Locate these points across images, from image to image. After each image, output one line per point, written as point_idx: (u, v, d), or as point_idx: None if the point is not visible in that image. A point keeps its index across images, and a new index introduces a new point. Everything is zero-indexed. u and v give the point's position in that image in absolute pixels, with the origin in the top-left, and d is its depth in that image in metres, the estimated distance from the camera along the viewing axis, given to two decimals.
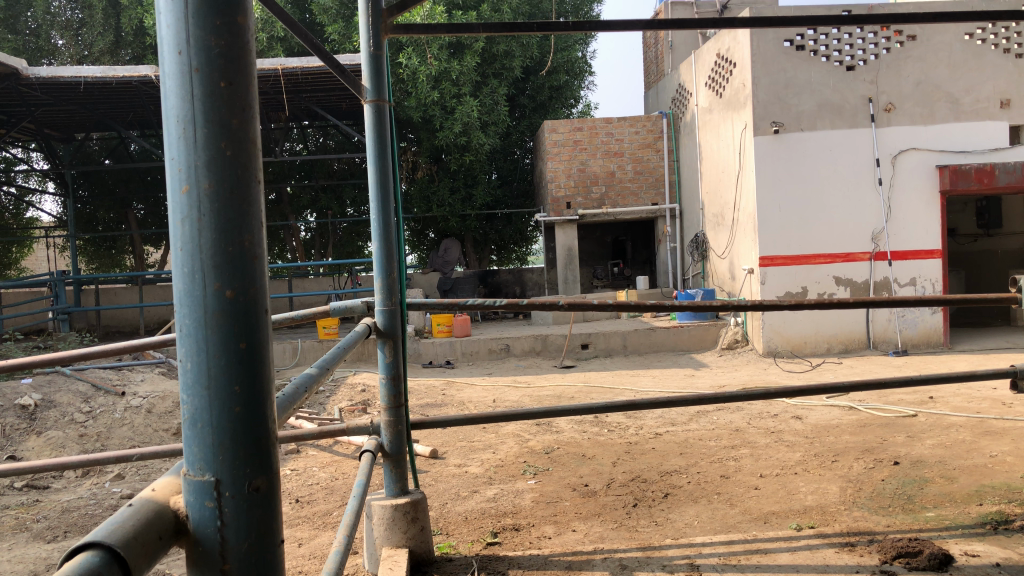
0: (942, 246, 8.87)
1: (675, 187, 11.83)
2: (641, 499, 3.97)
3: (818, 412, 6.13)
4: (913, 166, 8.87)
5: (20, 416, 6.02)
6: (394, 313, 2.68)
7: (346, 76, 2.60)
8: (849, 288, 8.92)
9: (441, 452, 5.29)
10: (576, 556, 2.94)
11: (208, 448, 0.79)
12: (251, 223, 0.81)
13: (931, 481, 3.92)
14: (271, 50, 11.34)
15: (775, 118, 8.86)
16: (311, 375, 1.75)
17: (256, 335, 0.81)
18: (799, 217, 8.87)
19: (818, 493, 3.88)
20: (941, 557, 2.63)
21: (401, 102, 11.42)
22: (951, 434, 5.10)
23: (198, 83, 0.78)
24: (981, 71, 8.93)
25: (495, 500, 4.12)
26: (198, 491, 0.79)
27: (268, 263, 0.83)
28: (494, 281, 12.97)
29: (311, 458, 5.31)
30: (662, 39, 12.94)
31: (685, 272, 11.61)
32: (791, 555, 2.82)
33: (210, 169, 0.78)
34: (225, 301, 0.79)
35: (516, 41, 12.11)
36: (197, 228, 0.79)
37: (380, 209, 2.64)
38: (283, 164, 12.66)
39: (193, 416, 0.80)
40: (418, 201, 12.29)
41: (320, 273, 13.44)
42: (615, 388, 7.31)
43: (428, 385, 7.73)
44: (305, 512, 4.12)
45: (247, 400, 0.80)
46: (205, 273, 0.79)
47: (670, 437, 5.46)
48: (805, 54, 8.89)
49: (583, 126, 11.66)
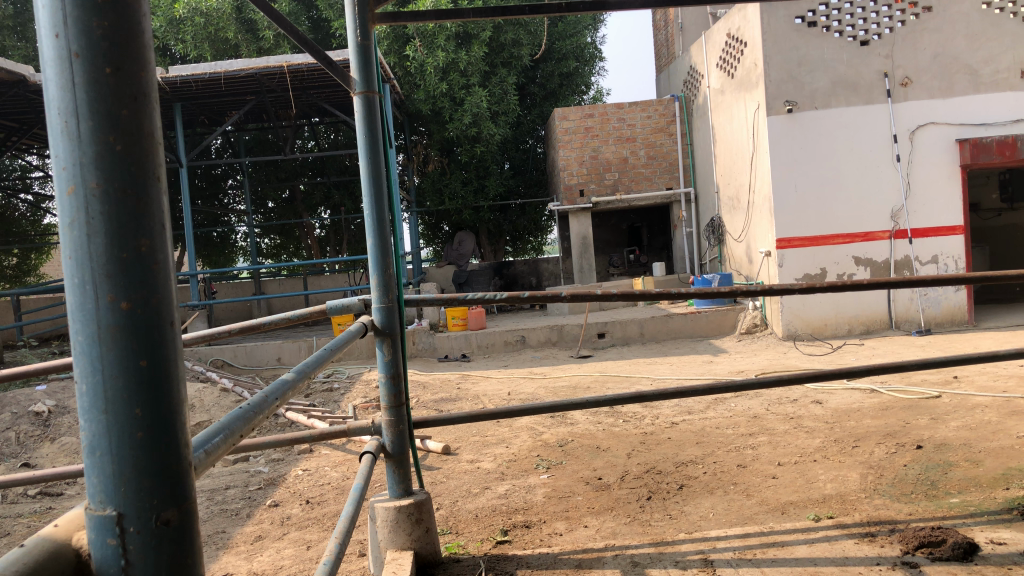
0: (964, 221, 8.67)
1: (690, 171, 11.68)
2: (656, 492, 3.88)
3: (839, 396, 6.00)
4: (932, 141, 8.67)
5: (35, 423, 6.06)
6: (392, 310, 2.58)
7: (333, 69, 2.49)
8: (869, 268, 8.75)
9: (454, 448, 5.22)
10: (585, 554, 2.84)
11: (108, 480, 0.74)
12: (150, 227, 0.75)
13: (956, 465, 3.79)
14: (278, 48, 11.55)
15: (789, 97, 8.69)
16: (287, 382, 1.66)
17: (160, 352, 0.75)
18: (817, 198, 8.71)
19: (838, 481, 3.77)
20: (965, 547, 2.52)
21: (409, 95, 11.35)
22: (977, 415, 4.96)
23: (79, 70, 0.72)
24: (1000, 40, 8.69)
25: (506, 496, 4.04)
26: (100, 529, 0.74)
27: (171, 269, 0.77)
28: (510, 273, 12.77)
29: (323, 457, 5.29)
30: (672, 21, 12.76)
31: (703, 257, 11.44)
32: (809, 548, 2.72)
33: (98, 166, 0.73)
34: (120, 314, 0.73)
35: (524, 29, 11.96)
36: (86, 232, 0.73)
37: (373, 203, 2.54)
38: (295, 163, 12.66)
39: (91, 445, 0.75)
40: (430, 194, 12.28)
41: (336, 269, 13.58)
42: (631, 377, 7.22)
43: (444, 380, 7.67)
44: (315, 514, 4.06)
45: (150, 426, 0.74)
46: (96, 284, 0.73)
47: (686, 426, 5.37)
48: (818, 30, 8.69)
49: (595, 113, 11.52)
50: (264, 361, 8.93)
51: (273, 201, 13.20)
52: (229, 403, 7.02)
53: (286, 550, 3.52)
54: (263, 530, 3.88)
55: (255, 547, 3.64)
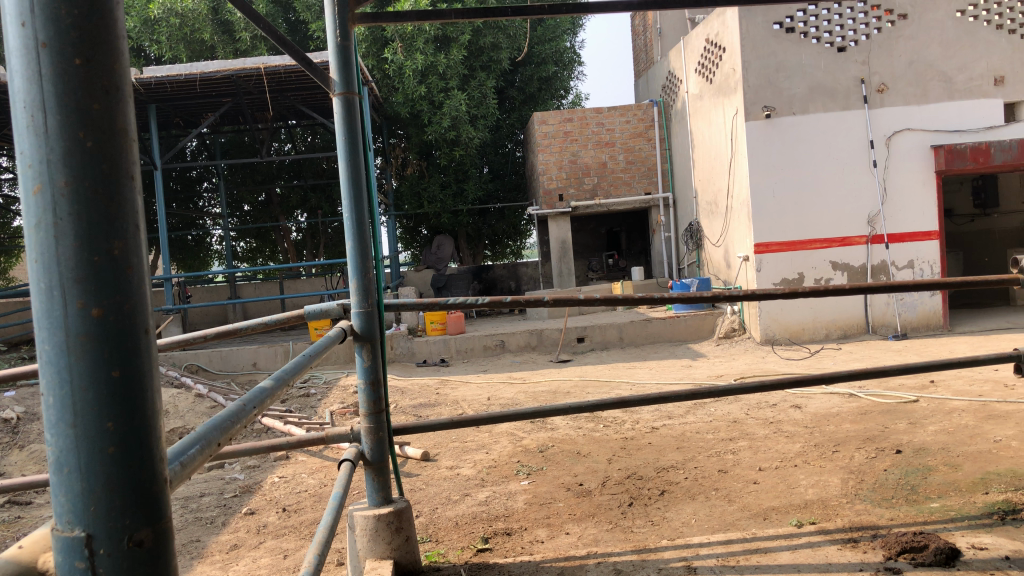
0: (940, 227, 8.74)
1: (668, 176, 11.68)
2: (637, 498, 3.86)
3: (817, 400, 6.02)
4: (908, 147, 8.75)
5: (2, 430, 5.92)
6: (371, 316, 2.52)
7: (312, 70, 2.44)
8: (846, 272, 8.80)
9: (433, 454, 5.18)
10: (568, 562, 2.81)
11: (76, 498, 0.70)
12: (123, 228, 0.70)
13: (935, 469, 3.81)
14: (255, 50, 11.43)
15: (767, 102, 8.74)
16: (266, 390, 1.61)
17: (133, 361, 0.71)
18: (795, 203, 8.76)
19: (819, 486, 3.77)
20: (948, 552, 2.51)
21: (388, 98, 11.29)
22: (954, 419, 4.99)
23: (47, 61, 0.68)
24: (975, 48, 8.77)
25: (487, 503, 4.00)
26: (68, 550, 0.70)
27: (147, 273, 0.73)
28: (489, 277, 12.73)
29: (300, 463, 5.22)
30: (650, 26, 12.78)
31: (681, 262, 11.46)
32: (792, 554, 2.70)
33: (67, 163, 0.68)
34: (91, 321, 0.69)
35: (503, 32, 11.93)
36: (53, 234, 0.69)
37: (353, 206, 2.49)
38: (272, 166, 12.57)
39: (58, 461, 0.70)
40: (409, 197, 12.23)
41: (313, 273, 13.50)
42: (611, 382, 7.21)
43: (423, 385, 7.61)
44: (292, 522, 3.99)
45: (122, 441, 0.70)
46: (65, 290, 0.69)
47: (666, 431, 5.36)
48: (795, 36, 8.75)
49: (574, 117, 11.54)
50: (239, 365, 8.82)
51: (249, 204, 13.10)
52: (204, 409, 6.93)
53: (262, 559, 3.45)
54: (239, 539, 3.81)
55: (231, 556, 3.57)
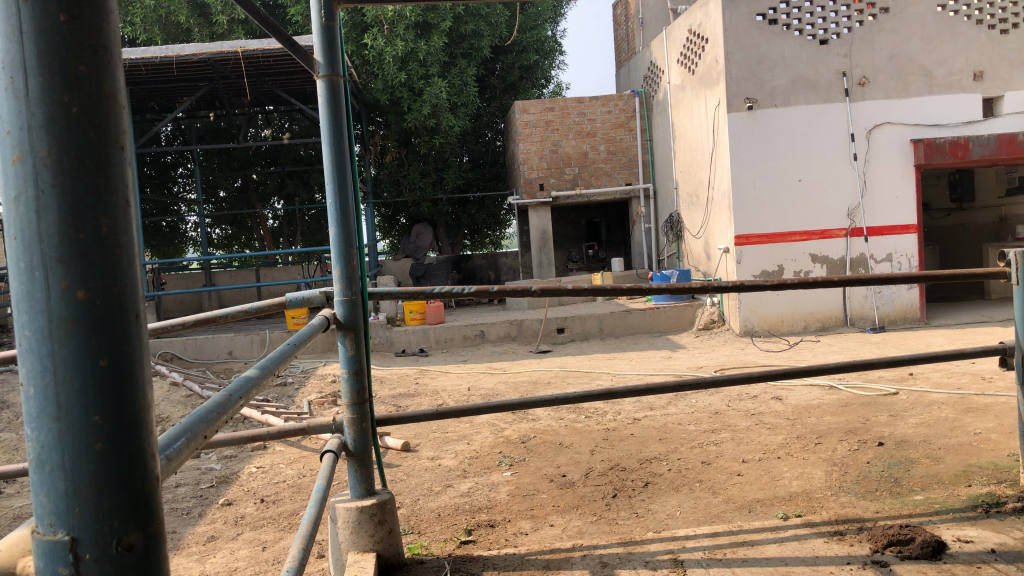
0: (918, 220, 8.80)
1: (648, 167, 11.67)
2: (621, 489, 3.83)
3: (797, 392, 6.04)
4: (888, 141, 8.78)
5: None
6: (355, 304, 2.46)
7: (295, 50, 2.36)
8: (825, 265, 8.83)
9: (413, 445, 5.12)
10: (553, 554, 2.76)
11: (60, 499, 0.66)
12: (113, 203, 0.65)
13: (917, 462, 3.81)
14: (232, 33, 11.25)
15: (749, 94, 8.73)
16: (251, 379, 1.55)
17: (123, 349, 0.66)
18: (775, 196, 8.78)
19: (803, 478, 3.76)
20: (934, 545, 2.51)
21: (367, 84, 11.15)
22: (934, 412, 5.01)
23: (28, 18, 0.63)
24: (954, 43, 8.80)
25: (469, 494, 3.95)
26: (50, 556, 0.66)
27: (138, 251, 0.68)
28: (468, 267, 12.62)
29: (278, 454, 5.14)
30: (632, 17, 12.72)
31: (661, 253, 11.48)
32: (779, 547, 2.67)
33: (49, 130, 0.63)
34: (76, 305, 0.64)
35: (484, 20, 11.83)
36: (35, 206, 0.64)
37: (337, 191, 2.42)
38: (248, 152, 12.42)
39: (40, 458, 0.66)
40: (388, 185, 12.13)
41: (289, 261, 13.39)
42: (592, 373, 7.18)
43: (402, 374, 7.55)
44: (270, 513, 3.92)
45: (110, 437, 0.66)
46: (48, 268, 0.64)
47: (648, 422, 5.34)
48: (778, 28, 8.73)
49: (554, 107, 11.49)
50: (215, 354, 8.70)
51: (225, 190, 12.93)
52: (179, 397, 6.81)
53: (240, 551, 3.38)
54: (216, 531, 3.73)
55: (208, 548, 3.50)
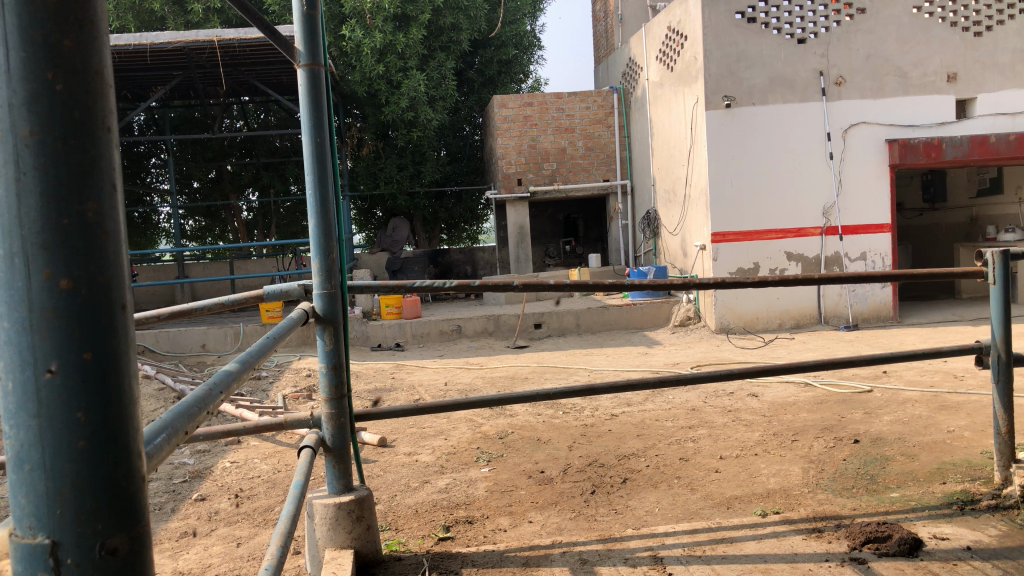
0: (892, 220, 8.88)
1: (626, 164, 11.66)
2: (599, 486, 3.82)
3: (774, 389, 6.07)
4: (864, 140, 8.85)
5: None
6: (334, 297, 2.42)
7: (275, 38, 2.31)
8: (800, 263, 8.89)
9: (390, 440, 5.08)
10: (532, 551, 2.74)
11: (40, 501, 0.63)
12: (99, 188, 0.63)
13: (892, 459, 3.83)
14: (207, 22, 11.12)
15: (727, 92, 8.76)
16: (230, 373, 1.51)
17: (107, 341, 0.64)
18: (752, 194, 8.82)
19: (780, 475, 3.77)
20: (911, 542, 2.52)
21: (344, 76, 10.84)
22: (907, 410, 5.05)
23: None
24: (929, 45, 8.86)
25: (447, 490, 3.92)
26: (30, 559, 0.63)
27: (123, 237, 0.65)
28: (445, 261, 12.62)
29: (252, 449, 5.08)
30: (611, 13, 12.72)
31: (637, 249, 11.50)
32: (758, 544, 2.67)
33: (33, 109, 0.60)
34: (58, 294, 0.61)
35: (462, 13, 11.77)
36: (16, 187, 0.60)
37: (316, 183, 2.36)
38: (222, 143, 12.27)
39: (19, 457, 0.63)
40: (365, 178, 12.05)
41: (263, 254, 13.28)
42: (569, 368, 7.17)
43: (377, 369, 7.50)
44: (245, 509, 3.87)
45: (94, 432, 0.63)
46: (29, 255, 0.61)
47: (626, 418, 5.34)
48: (757, 26, 8.77)
49: (534, 101, 11.39)
50: (187, 347, 8.60)
51: (198, 181, 12.75)
52: (151, 391, 6.72)
53: (214, 548, 3.33)
54: (190, 526, 3.67)
55: (182, 544, 3.44)
